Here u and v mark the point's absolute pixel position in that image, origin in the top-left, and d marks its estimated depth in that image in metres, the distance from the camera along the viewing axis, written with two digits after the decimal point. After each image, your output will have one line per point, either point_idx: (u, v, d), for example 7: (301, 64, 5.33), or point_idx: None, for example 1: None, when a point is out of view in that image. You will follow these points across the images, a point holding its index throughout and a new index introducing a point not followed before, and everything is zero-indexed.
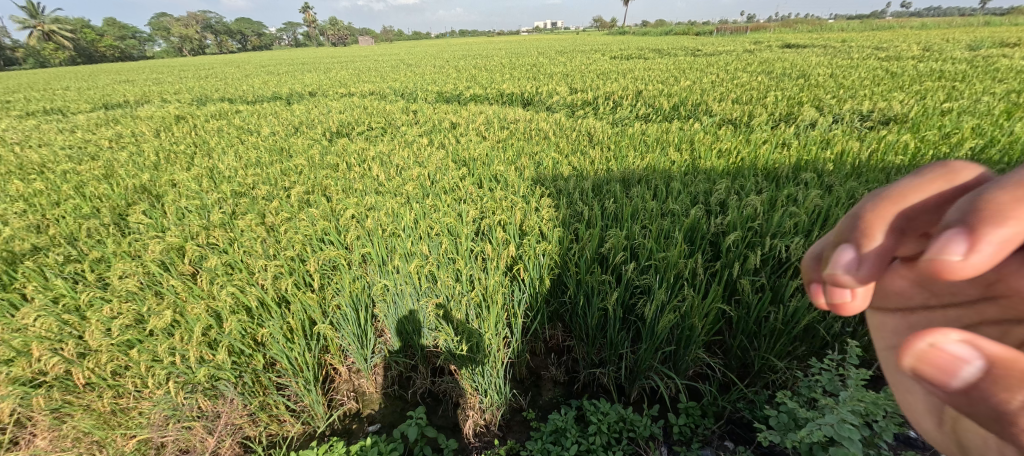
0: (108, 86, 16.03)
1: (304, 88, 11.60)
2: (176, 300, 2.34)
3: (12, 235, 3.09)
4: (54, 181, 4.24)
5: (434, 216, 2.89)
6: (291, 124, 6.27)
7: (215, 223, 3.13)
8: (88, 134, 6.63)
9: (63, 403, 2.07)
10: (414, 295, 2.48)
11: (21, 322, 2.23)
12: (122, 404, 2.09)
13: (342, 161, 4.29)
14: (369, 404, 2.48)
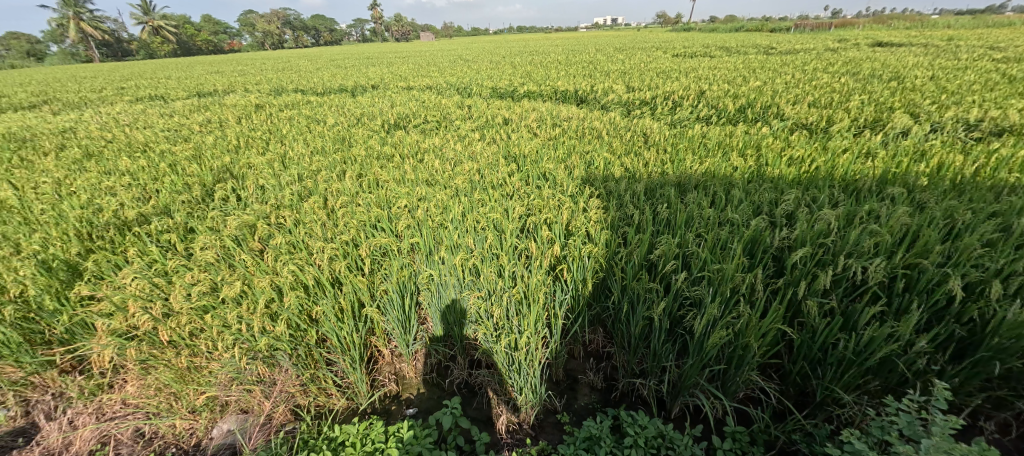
0: (201, 76, 17.71)
1: (368, 81, 12.15)
2: (245, 273, 2.52)
3: (119, 204, 3.49)
4: (152, 158, 4.73)
5: (482, 210, 2.91)
6: (354, 115, 6.58)
7: (282, 204, 3.34)
8: (182, 118, 7.36)
9: (149, 357, 2.29)
10: (459, 286, 2.51)
11: (121, 281, 2.49)
12: (194, 362, 2.29)
13: (399, 152, 4.43)
14: (409, 388, 2.54)
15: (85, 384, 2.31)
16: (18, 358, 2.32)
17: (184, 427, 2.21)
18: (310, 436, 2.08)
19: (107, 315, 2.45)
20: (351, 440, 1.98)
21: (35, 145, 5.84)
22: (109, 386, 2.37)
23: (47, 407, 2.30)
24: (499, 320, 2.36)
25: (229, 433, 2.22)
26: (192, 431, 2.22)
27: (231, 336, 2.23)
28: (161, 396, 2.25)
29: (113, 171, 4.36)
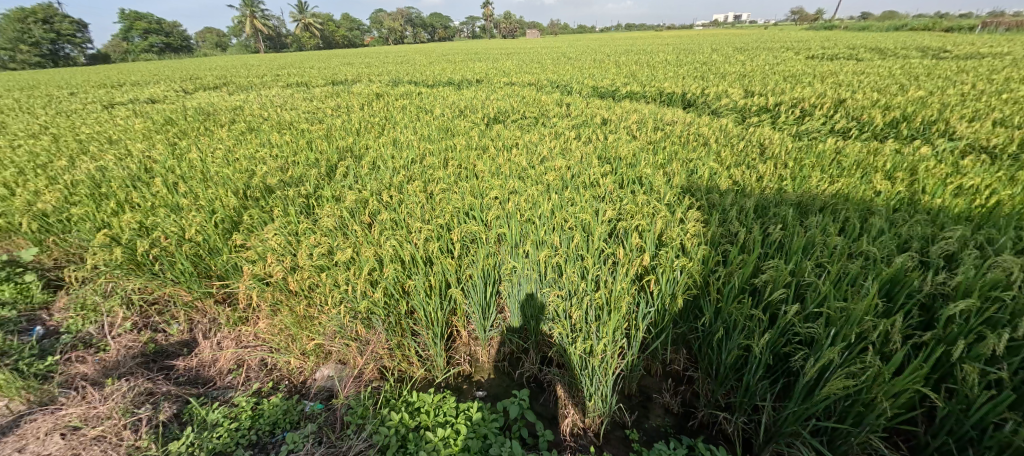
0: (336, 67, 20.15)
1: (474, 75, 12.68)
2: (356, 242, 2.80)
3: (267, 171, 4.11)
4: (293, 135, 5.49)
5: (572, 209, 2.87)
6: (459, 107, 6.93)
7: (390, 185, 3.64)
8: (318, 103, 8.42)
9: (277, 301, 2.68)
10: (541, 282, 2.51)
11: (265, 235, 2.93)
12: (308, 311, 2.59)
13: (495, 145, 4.55)
14: (480, 371, 2.62)
15: (232, 314, 2.78)
16: (189, 286, 2.90)
17: (296, 364, 2.53)
18: (392, 396, 2.24)
19: (250, 261, 2.90)
20: (424, 409, 2.10)
21: (213, 118, 7.14)
22: (247, 318, 2.82)
23: (205, 327, 2.84)
24: (579, 321, 2.31)
25: (329, 377, 2.48)
26: (302, 370, 2.54)
27: (339, 295, 2.47)
28: (282, 335, 2.59)
29: (264, 143, 5.15)
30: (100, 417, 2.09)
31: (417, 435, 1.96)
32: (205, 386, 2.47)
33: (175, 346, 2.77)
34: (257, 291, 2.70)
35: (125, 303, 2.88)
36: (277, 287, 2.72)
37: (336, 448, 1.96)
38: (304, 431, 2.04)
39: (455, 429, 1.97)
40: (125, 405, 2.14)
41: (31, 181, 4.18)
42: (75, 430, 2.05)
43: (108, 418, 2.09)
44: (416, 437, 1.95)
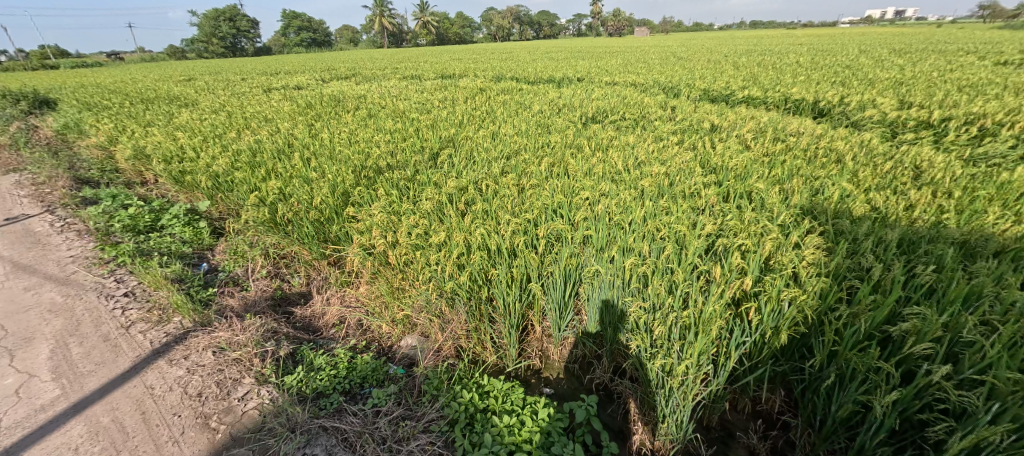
0: (447, 61, 21.42)
1: (576, 73, 12.52)
2: (449, 227, 2.93)
3: (379, 153, 4.51)
4: (404, 124, 5.94)
5: (668, 218, 2.67)
6: (557, 104, 6.89)
7: (484, 176, 3.75)
8: (427, 95, 9.00)
9: (377, 270, 2.93)
10: (622, 289, 2.40)
11: (373, 211, 3.22)
12: (401, 284, 2.80)
13: (591, 145, 4.44)
14: (550, 369, 2.61)
15: (340, 276, 3.10)
16: (309, 247, 3.30)
17: (386, 330, 2.76)
18: (464, 375, 2.33)
19: (359, 232, 3.21)
20: (493, 394, 2.14)
21: (340, 104, 8.04)
22: (352, 281, 3.13)
23: (319, 284, 3.23)
24: (661, 337, 2.17)
25: (412, 346, 2.63)
26: (390, 336, 2.75)
27: (429, 273, 2.62)
28: (377, 302, 2.84)
29: (380, 129, 5.65)
30: (239, 344, 2.48)
31: (483, 417, 2.00)
32: (315, 334, 2.80)
33: (297, 296, 3.19)
34: (361, 259, 2.98)
35: (265, 255, 3.47)
36: (378, 257, 2.98)
37: (410, 411, 2.07)
38: (388, 390, 2.17)
39: (520, 418, 1.97)
40: (256, 337, 2.49)
41: (206, 148, 5.12)
42: (221, 350, 2.46)
43: (245, 345, 2.47)
44: (482, 419, 2.00)
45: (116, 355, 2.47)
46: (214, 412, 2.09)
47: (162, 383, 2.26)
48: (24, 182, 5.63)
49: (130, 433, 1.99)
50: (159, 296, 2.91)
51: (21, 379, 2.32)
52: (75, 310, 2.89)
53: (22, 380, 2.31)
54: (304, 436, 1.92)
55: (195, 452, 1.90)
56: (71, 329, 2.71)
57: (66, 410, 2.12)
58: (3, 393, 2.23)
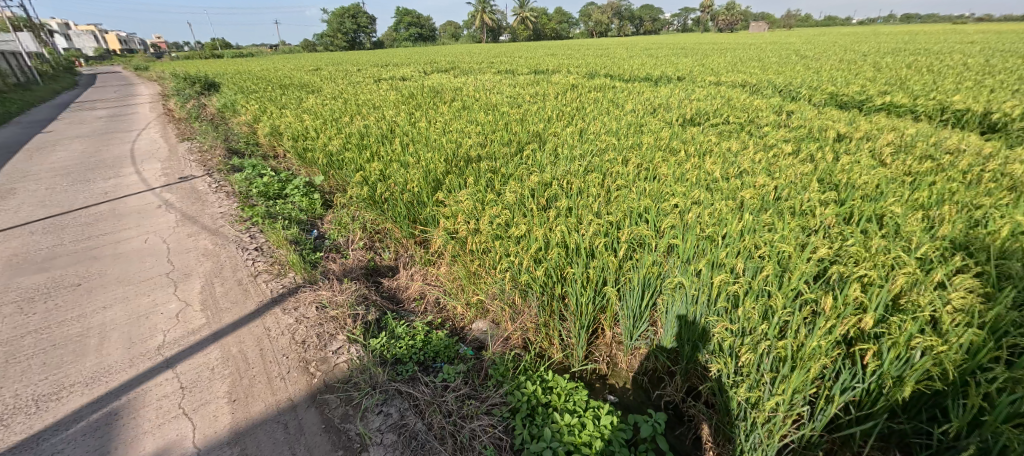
0: (543, 55, 21.53)
1: (677, 72, 11.78)
2: (529, 221, 2.93)
3: (470, 143, 4.67)
4: (495, 116, 6.07)
5: (771, 235, 2.39)
6: (654, 104, 6.54)
7: (569, 174, 3.69)
8: (520, 89, 9.11)
9: (457, 254, 3.03)
10: (707, 307, 2.20)
11: (460, 199, 3.35)
12: (478, 270, 2.87)
13: (687, 149, 4.14)
14: (616, 377, 2.50)
15: (425, 255, 3.27)
16: (400, 225, 3.53)
17: (460, 311, 2.85)
18: (529, 367, 2.32)
19: (445, 217, 3.36)
20: (556, 391, 2.11)
21: (438, 95, 8.49)
22: (434, 261, 3.29)
23: (405, 260, 3.44)
24: (748, 365, 1.98)
25: (483, 331, 2.70)
26: (463, 317, 2.84)
27: (506, 264, 2.64)
28: (455, 284, 2.94)
29: (473, 121, 5.84)
30: (338, 303, 2.73)
31: (544, 411, 1.98)
32: (398, 305, 2.99)
33: (386, 268, 3.43)
34: (445, 242, 3.11)
35: (363, 228, 3.79)
36: (460, 242, 3.08)
37: (475, 392, 2.12)
38: (457, 368, 2.23)
39: (581, 421, 1.91)
40: (351, 299, 2.73)
41: (323, 130, 5.73)
42: (323, 307, 2.73)
43: (342, 305, 2.70)
44: (543, 414, 1.98)
45: (246, 297, 2.89)
46: (314, 359, 2.33)
47: (277, 327, 2.59)
48: (191, 150, 6.81)
49: (251, 364, 2.32)
50: (279, 254, 3.33)
51: (181, 306, 2.81)
52: (220, 256, 3.44)
53: (180, 307, 2.81)
54: (382, 395, 2.05)
55: (297, 390, 2.15)
56: (217, 271, 3.23)
57: (209, 336, 2.53)
58: (167, 315, 2.72)
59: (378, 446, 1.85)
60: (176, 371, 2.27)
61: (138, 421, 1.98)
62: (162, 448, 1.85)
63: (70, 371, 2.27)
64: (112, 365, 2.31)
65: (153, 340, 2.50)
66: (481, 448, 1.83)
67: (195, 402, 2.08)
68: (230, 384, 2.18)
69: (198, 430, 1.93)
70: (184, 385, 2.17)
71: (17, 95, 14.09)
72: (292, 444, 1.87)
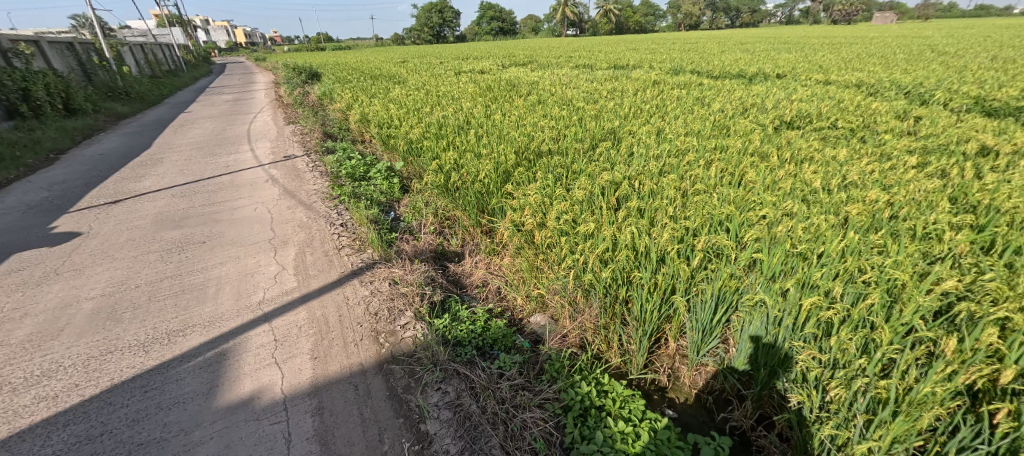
0: (624, 51, 20.88)
1: (775, 69, 10.73)
2: (598, 220, 2.84)
3: (544, 137, 4.63)
4: (570, 112, 5.97)
5: (880, 258, 2.07)
6: (745, 104, 6.02)
7: (645, 174, 3.52)
8: (598, 85, 8.87)
9: (522, 247, 3.03)
10: (791, 331, 1.97)
11: (529, 193, 3.34)
12: (541, 264, 2.84)
13: (780, 155, 3.75)
14: (677, 391, 2.34)
15: (490, 244, 3.31)
16: (469, 213, 3.60)
17: (520, 303, 2.85)
18: (584, 367, 2.25)
19: (513, 209, 3.38)
20: (612, 396, 2.02)
21: (515, 89, 8.53)
22: (499, 251, 3.31)
23: (471, 248, 3.51)
24: (838, 401, 1.76)
25: (541, 325, 2.68)
26: (523, 309, 2.83)
27: (570, 261, 2.58)
28: (517, 275, 2.94)
29: (547, 115, 5.79)
30: (407, 281, 2.85)
31: (597, 414, 1.92)
32: (461, 289, 3.06)
33: (453, 254, 3.52)
34: (511, 233, 3.13)
35: (434, 214, 3.93)
36: (525, 235, 3.08)
37: (529, 383, 2.11)
38: (513, 358, 2.23)
39: (636, 430, 1.82)
40: (420, 279, 2.85)
41: (405, 119, 6.03)
42: (394, 283, 2.87)
43: (410, 284, 2.82)
44: (595, 416, 1.92)
45: (331, 267, 3.14)
46: (383, 331, 2.47)
47: (355, 297, 2.78)
48: (293, 132, 7.55)
49: (331, 327, 2.51)
50: (360, 231, 3.57)
51: (278, 269, 3.13)
52: (312, 229, 3.77)
53: (277, 270, 3.13)
54: (442, 373, 2.12)
55: (367, 357, 2.29)
56: (309, 241, 3.55)
57: (298, 298, 2.79)
58: (267, 275, 3.05)
59: (435, 420, 1.91)
60: (271, 325, 2.54)
61: (240, 363, 2.25)
62: (256, 390, 2.09)
63: (195, 313, 2.64)
64: (224, 312, 2.65)
65: (255, 295, 2.82)
66: (531, 439, 1.81)
67: (285, 354, 2.31)
68: (313, 343, 2.39)
69: (285, 379, 2.15)
70: (277, 338, 2.43)
71: (166, 80, 16.60)
72: (360, 405, 2.01)
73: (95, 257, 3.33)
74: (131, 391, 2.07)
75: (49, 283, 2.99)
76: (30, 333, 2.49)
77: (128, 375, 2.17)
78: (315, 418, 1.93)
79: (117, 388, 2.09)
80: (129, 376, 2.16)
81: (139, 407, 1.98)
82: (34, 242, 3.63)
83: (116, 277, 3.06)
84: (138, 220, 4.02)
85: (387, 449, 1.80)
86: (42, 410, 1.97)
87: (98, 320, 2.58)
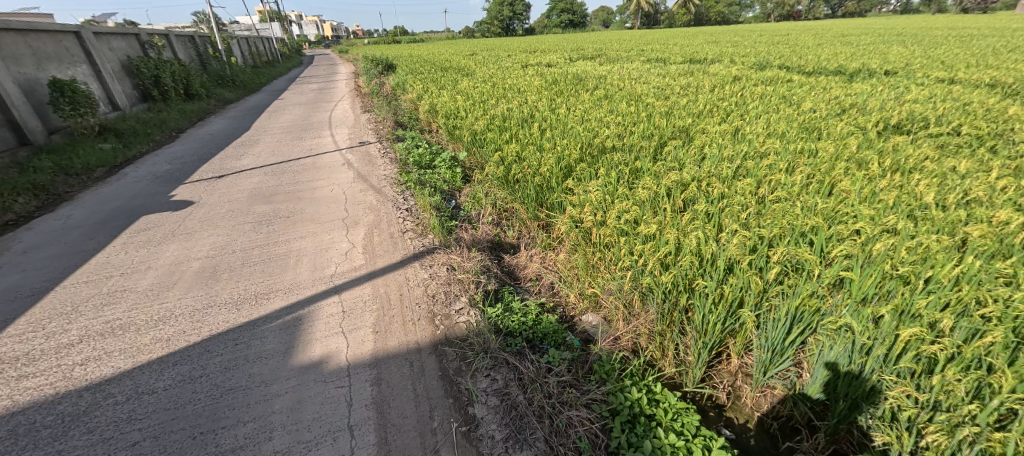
0: (701, 44, 19.65)
1: (881, 65, 9.53)
2: (662, 222, 2.70)
3: (610, 133, 4.49)
4: (639, 107, 5.72)
5: (1004, 289, 1.77)
6: (841, 104, 5.42)
7: (719, 176, 3.29)
8: (672, 80, 8.41)
9: (579, 244, 2.95)
10: (881, 363, 1.75)
11: (591, 189, 3.26)
12: (597, 262, 2.75)
13: (882, 163, 3.32)
14: (736, 412, 2.14)
15: (546, 238, 3.27)
16: (527, 206, 3.58)
17: (572, 301, 2.78)
18: (635, 373, 2.15)
19: (572, 205, 3.32)
20: (664, 406, 1.92)
21: (582, 83, 8.35)
22: (555, 246, 3.27)
23: (527, 241, 3.48)
24: (935, 448, 1.55)
25: (592, 325, 2.58)
26: (574, 306, 2.75)
27: (629, 262, 2.48)
28: (571, 271, 2.87)
29: (613, 110, 5.60)
30: (464, 268, 2.91)
31: (646, 423, 1.83)
32: (515, 281, 3.05)
33: (509, 245, 3.51)
34: (568, 229, 3.06)
35: (493, 205, 3.96)
36: (583, 231, 3.00)
37: (577, 382, 2.06)
38: (563, 354, 2.19)
39: (688, 446, 1.71)
40: (476, 267, 2.88)
41: (471, 111, 6.13)
42: (452, 269, 2.94)
43: (467, 271, 2.87)
44: (644, 425, 1.83)
45: (396, 249, 3.29)
46: (439, 314, 2.54)
47: (415, 278, 2.89)
48: (368, 120, 7.99)
49: (392, 304, 2.63)
50: (423, 217, 3.70)
51: (349, 247, 3.34)
52: (380, 212, 3.97)
53: (348, 247, 3.33)
54: (492, 360, 2.14)
55: (422, 336, 2.37)
56: (377, 223, 3.74)
57: (365, 275, 2.95)
58: (339, 252, 3.26)
59: (483, 405, 1.94)
60: (340, 297, 2.71)
61: (313, 328, 2.43)
62: (325, 354, 2.24)
63: (278, 279, 2.89)
64: (301, 282, 2.87)
65: (328, 269, 3.03)
66: (576, 438, 1.77)
67: (350, 325, 2.46)
68: (375, 317, 2.52)
69: (350, 348, 2.29)
70: (345, 310, 2.59)
71: (264, 69, 18.31)
72: (414, 381, 2.08)
73: (202, 224, 3.77)
74: (224, 342, 2.33)
75: (166, 243, 3.43)
76: (151, 284, 2.87)
77: (223, 328, 2.43)
78: (374, 387, 2.04)
79: (213, 338, 2.35)
80: (224, 329, 2.43)
81: (230, 357, 2.22)
82: (156, 207, 4.18)
83: (217, 242, 3.43)
84: (237, 194, 4.48)
85: (436, 426, 1.85)
86: (157, 349, 2.28)
87: (202, 278, 2.92)
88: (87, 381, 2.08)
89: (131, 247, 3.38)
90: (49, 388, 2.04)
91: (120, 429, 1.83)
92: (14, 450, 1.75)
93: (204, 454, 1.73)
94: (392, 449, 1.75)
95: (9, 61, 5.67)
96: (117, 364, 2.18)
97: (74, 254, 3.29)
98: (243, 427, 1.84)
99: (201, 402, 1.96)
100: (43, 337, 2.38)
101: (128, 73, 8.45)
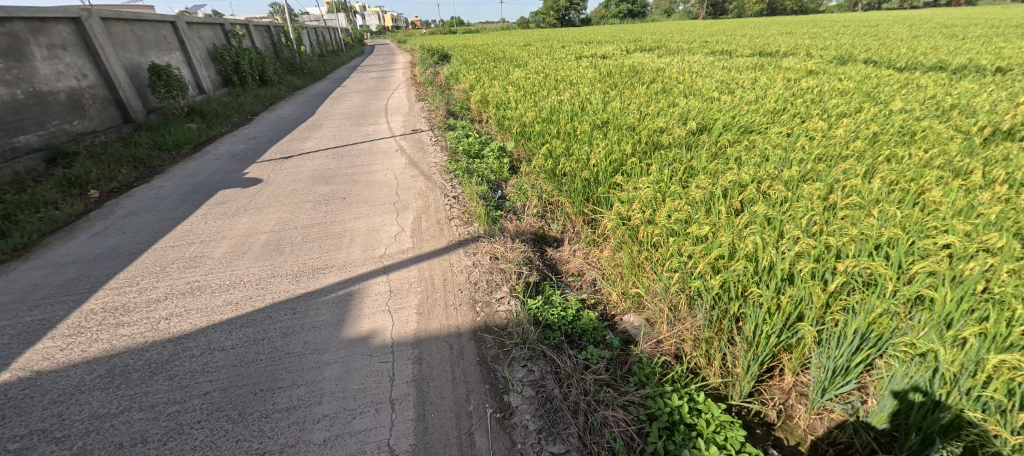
0: (773, 36, 18.45)
1: (993, 60, 8.40)
2: (716, 223, 2.56)
3: (667, 128, 4.30)
4: (699, 102, 5.41)
5: None
6: (939, 104, 4.82)
7: (785, 178, 3.06)
8: (738, 74, 7.88)
9: (624, 242, 2.86)
10: (967, 397, 1.57)
11: (640, 187, 3.16)
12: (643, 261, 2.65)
13: (984, 171, 2.93)
14: (788, 433, 1.97)
15: (591, 234, 3.19)
16: (573, 201, 3.51)
17: (614, 298, 2.67)
18: (677, 379, 2.06)
19: (620, 202, 3.23)
20: (706, 417, 1.82)
21: (639, 76, 8.03)
22: (599, 242, 3.19)
23: (571, 235, 3.42)
24: None
25: (633, 325, 2.47)
26: (616, 305, 2.65)
27: (676, 264, 2.38)
28: (615, 269, 2.76)
29: (671, 105, 5.34)
30: (507, 258, 2.91)
31: (685, 432, 1.75)
32: (556, 274, 3.00)
33: (552, 238, 3.46)
34: (615, 226, 2.98)
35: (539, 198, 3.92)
36: (630, 229, 2.91)
37: (614, 382, 2.01)
38: (602, 352, 2.14)
39: None
40: (518, 257, 2.88)
41: (522, 102, 6.09)
42: (495, 258, 2.96)
43: (509, 261, 2.88)
44: (683, 434, 1.75)
45: (441, 234, 3.36)
46: (479, 301, 2.56)
47: (458, 264, 2.94)
48: (421, 109, 8.20)
49: (436, 288, 2.70)
50: (469, 206, 3.75)
51: (398, 230, 3.45)
52: (429, 198, 4.07)
53: (397, 230, 3.45)
54: (530, 351, 2.14)
55: (461, 321, 2.41)
56: (425, 209, 3.83)
57: (412, 258, 3.04)
58: (389, 234, 3.38)
59: (518, 395, 1.94)
60: (388, 277, 2.82)
61: (362, 305, 2.54)
62: (371, 331, 2.34)
63: (333, 256, 3.05)
64: (354, 259, 3.02)
65: (379, 249, 3.15)
66: (610, 438, 1.73)
67: (396, 304, 2.55)
68: (420, 299, 2.59)
69: (394, 327, 2.37)
70: (392, 289, 2.69)
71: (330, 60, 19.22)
72: (453, 364, 2.12)
73: (269, 200, 4.04)
74: (283, 311, 2.49)
75: (239, 215, 3.73)
76: (225, 252, 3.13)
77: (283, 297, 2.60)
78: (414, 366, 2.11)
79: (274, 306, 2.53)
80: (285, 298, 2.60)
81: (288, 324, 2.38)
82: (232, 183, 4.54)
83: (281, 218, 3.68)
84: (300, 174, 4.76)
85: (471, 410, 1.88)
86: (228, 312, 2.48)
87: (268, 250, 3.14)
88: (170, 333, 2.31)
89: (210, 218, 3.70)
90: (139, 337, 2.29)
91: (195, 379, 2.02)
92: (110, 387, 1.98)
93: (262, 409, 1.87)
94: (428, 426, 1.81)
95: (118, 47, 6.35)
96: (194, 321, 2.40)
97: (164, 221, 3.66)
98: (297, 389, 1.97)
99: (263, 363, 2.12)
100: (136, 292, 2.67)
101: (213, 60, 9.19)
